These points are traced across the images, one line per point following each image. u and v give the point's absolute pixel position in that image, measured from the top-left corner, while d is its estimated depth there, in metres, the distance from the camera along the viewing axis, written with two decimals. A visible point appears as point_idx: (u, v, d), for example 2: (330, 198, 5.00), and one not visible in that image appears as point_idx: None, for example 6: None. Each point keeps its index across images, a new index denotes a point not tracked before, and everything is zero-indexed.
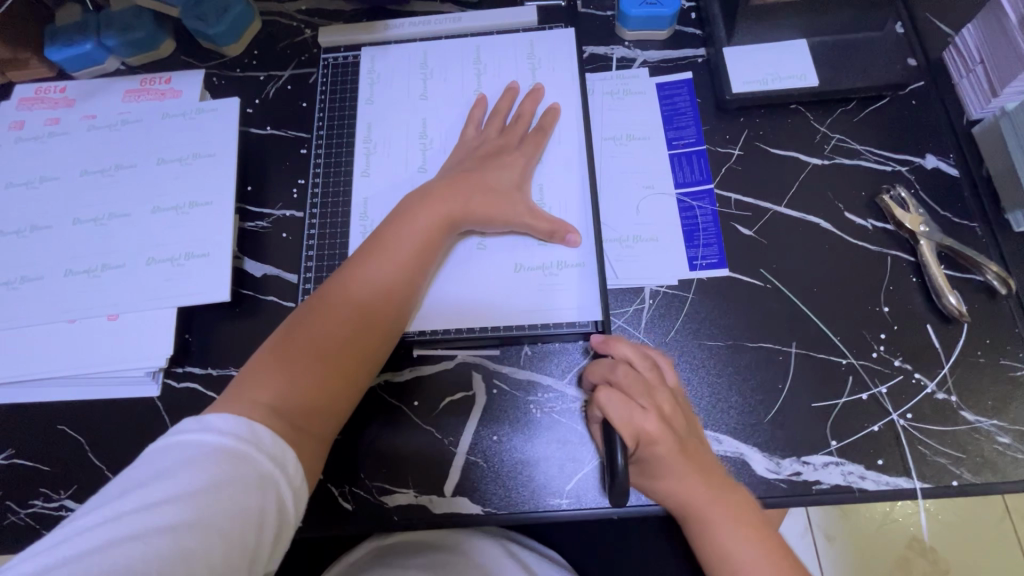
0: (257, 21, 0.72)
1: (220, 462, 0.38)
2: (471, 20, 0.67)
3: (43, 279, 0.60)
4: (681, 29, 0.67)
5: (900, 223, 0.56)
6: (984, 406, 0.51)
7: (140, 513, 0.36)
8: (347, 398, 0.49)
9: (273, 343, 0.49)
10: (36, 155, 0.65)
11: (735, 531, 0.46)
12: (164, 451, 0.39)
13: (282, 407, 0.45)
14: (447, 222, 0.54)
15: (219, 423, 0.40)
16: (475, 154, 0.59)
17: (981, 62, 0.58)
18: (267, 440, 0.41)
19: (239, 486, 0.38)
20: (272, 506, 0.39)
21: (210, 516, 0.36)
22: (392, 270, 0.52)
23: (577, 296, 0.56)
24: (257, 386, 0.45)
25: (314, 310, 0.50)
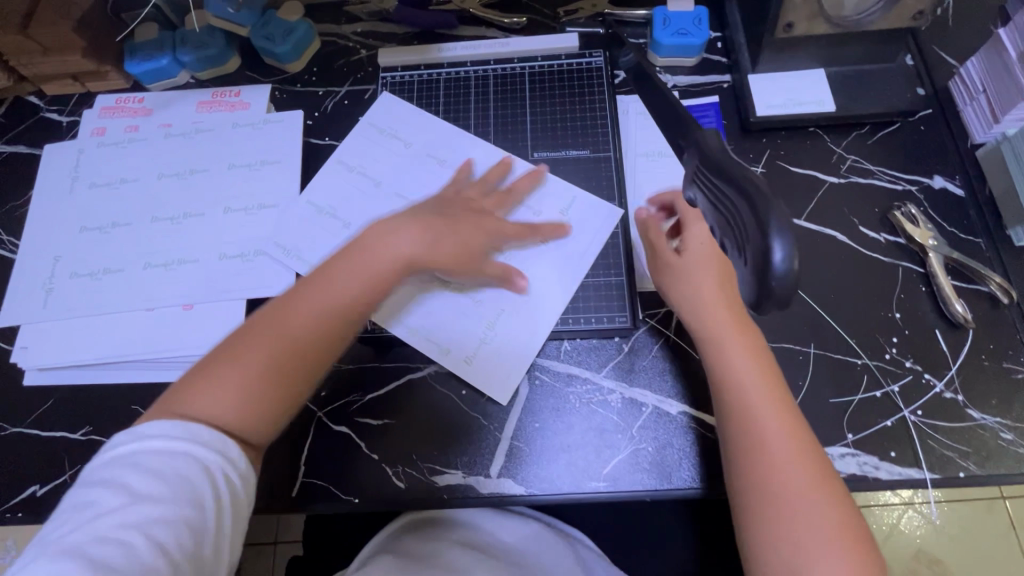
0: (317, 42, 0.79)
1: (166, 464, 0.43)
2: (517, 45, 0.74)
3: (123, 271, 0.66)
4: (707, 57, 0.73)
5: (910, 237, 0.62)
6: (988, 405, 0.56)
7: (96, 513, 0.41)
8: (285, 402, 0.51)
9: (222, 348, 0.52)
10: (117, 159, 0.71)
11: (783, 428, 0.49)
12: (116, 456, 0.44)
13: (217, 413, 0.48)
14: (404, 257, 0.57)
15: (168, 429, 0.45)
16: (469, 185, 0.64)
17: (983, 92, 0.64)
18: (209, 438, 0.45)
19: (182, 489, 0.42)
20: (217, 500, 0.44)
21: (161, 516, 0.41)
22: (337, 290, 0.54)
23: (611, 302, 0.62)
24: (211, 386, 0.49)
25: (264, 320, 0.53)
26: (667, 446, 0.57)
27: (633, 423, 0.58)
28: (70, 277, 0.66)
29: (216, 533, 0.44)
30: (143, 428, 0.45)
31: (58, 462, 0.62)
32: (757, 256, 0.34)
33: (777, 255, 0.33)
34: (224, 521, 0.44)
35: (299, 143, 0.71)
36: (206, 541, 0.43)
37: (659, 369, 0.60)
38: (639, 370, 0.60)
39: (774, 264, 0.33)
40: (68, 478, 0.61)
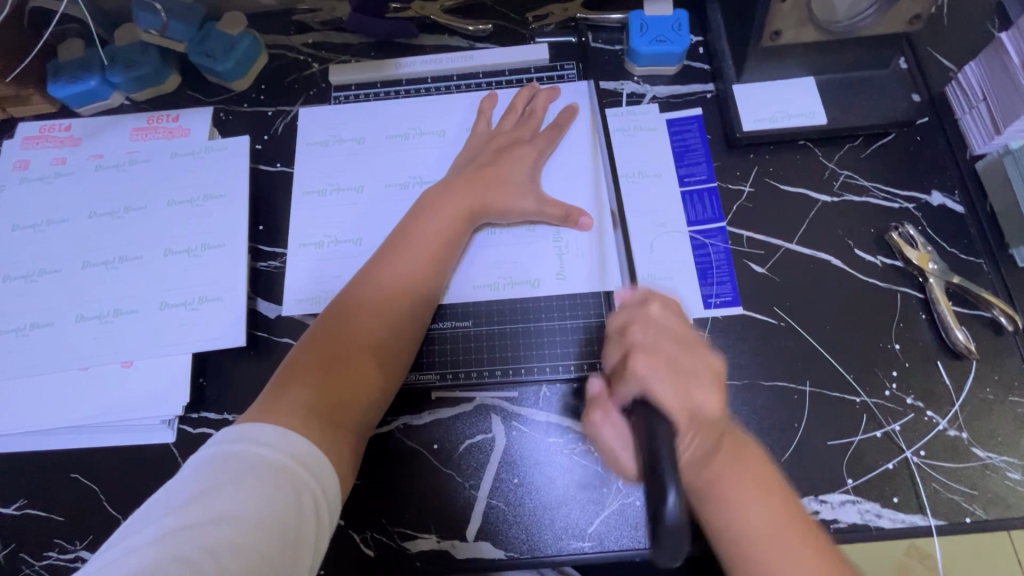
0: (264, 56, 0.72)
1: (248, 471, 0.38)
2: (482, 58, 0.68)
3: (55, 325, 0.59)
4: (689, 64, 0.67)
5: (908, 261, 0.58)
6: (994, 443, 0.52)
7: (168, 520, 0.36)
8: (371, 395, 0.49)
9: (296, 351, 0.49)
10: (42, 197, 0.64)
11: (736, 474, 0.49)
12: (196, 464, 0.39)
13: (317, 408, 0.45)
14: (447, 234, 0.56)
15: (252, 433, 0.40)
16: (491, 143, 0.62)
17: (984, 99, 0.60)
18: (303, 449, 0.41)
19: (269, 498, 0.37)
20: (299, 523, 0.38)
21: (233, 533, 0.35)
22: (404, 278, 0.53)
23: (588, 361, 0.57)
24: (294, 387, 0.46)
25: (329, 318, 0.51)
26: None
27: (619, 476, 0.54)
28: None
29: (293, 565, 0.37)
30: (229, 431, 0.41)
31: None
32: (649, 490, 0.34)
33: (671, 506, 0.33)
34: (303, 548, 0.38)
35: (246, 171, 0.65)
36: (285, 571, 0.37)
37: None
38: None
39: None
40: (2, 559, 0.55)
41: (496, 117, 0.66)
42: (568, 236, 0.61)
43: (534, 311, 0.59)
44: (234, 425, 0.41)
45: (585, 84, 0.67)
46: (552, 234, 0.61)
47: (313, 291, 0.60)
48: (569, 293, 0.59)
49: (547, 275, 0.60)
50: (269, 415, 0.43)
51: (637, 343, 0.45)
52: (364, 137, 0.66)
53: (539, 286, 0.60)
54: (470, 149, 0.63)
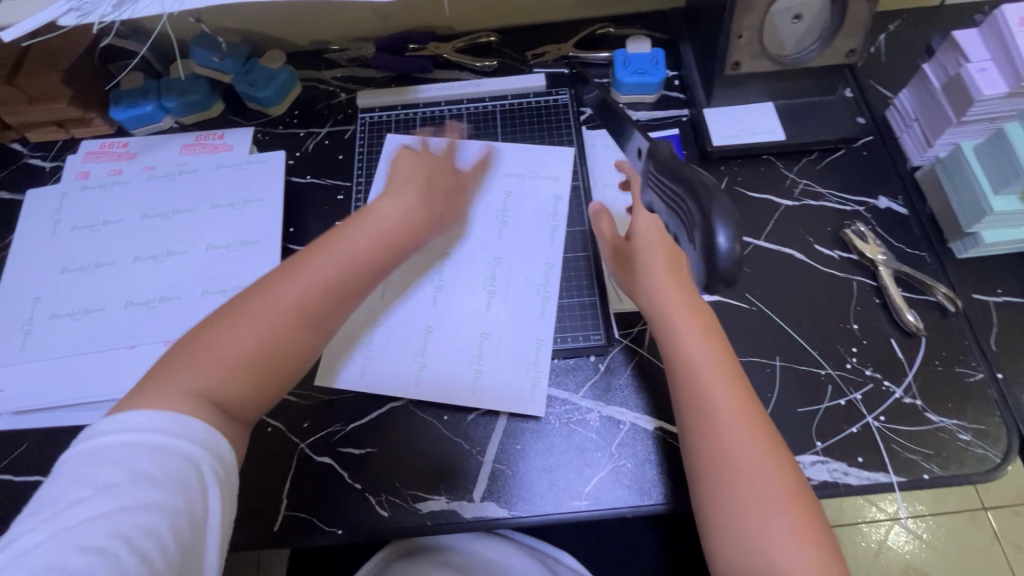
0: (298, 87, 0.83)
1: (133, 462, 0.43)
2: (489, 85, 0.79)
3: (105, 311, 0.66)
4: (666, 93, 0.79)
5: (861, 253, 0.66)
6: (945, 409, 0.59)
7: (67, 515, 0.41)
8: (271, 388, 0.53)
9: (202, 334, 0.52)
10: (99, 201, 0.73)
11: (728, 399, 0.50)
12: (90, 453, 0.44)
13: (208, 379, 0.49)
14: (390, 231, 0.60)
15: (160, 424, 0.45)
16: (484, 171, 0.72)
17: (916, 119, 0.70)
18: (201, 431, 0.47)
19: (170, 491, 0.43)
20: (200, 508, 0.44)
21: (142, 520, 0.42)
22: (321, 281, 0.55)
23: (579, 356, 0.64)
24: (201, 355, 0.50)
25: (243, 307, 0.53)
26: (646, 463, 0.58)
27: (611, 441, 0.60)
28: (49, 318, 0.66)
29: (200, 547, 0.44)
30: (134, 421, 0.45)
31: None
32: (706, 239, 0.50)
33: (721, 239, 0.49)
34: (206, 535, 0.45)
35: (281, 180, 0.74)
36: (191, 553, 0.43)
37: (635, 386, 0.62)
38: (617, 388, 0.62)
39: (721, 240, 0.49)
40: None
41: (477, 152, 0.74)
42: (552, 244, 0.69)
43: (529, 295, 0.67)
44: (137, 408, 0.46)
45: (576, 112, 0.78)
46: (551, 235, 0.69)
47: None
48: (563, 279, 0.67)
49: (533, 276, 0.67)
50: (158, 397, 0.47)
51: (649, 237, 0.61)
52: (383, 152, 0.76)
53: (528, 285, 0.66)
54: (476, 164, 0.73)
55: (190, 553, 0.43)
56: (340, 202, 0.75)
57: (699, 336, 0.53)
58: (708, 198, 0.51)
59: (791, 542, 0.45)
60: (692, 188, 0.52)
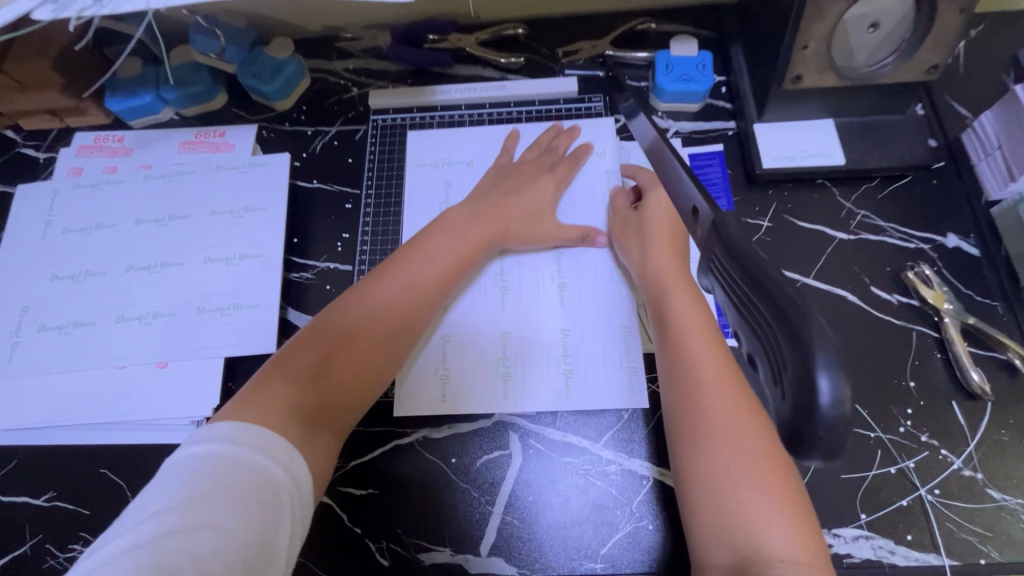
0: (307, 79, 0.76)
1: (218, 472, 0.40)
2: (515, 88, 0.72)
3: (96, 324, 0.62)
4: (712, 102, 0.70)
5: (924, 300, 0.59)
6: (1010, 485, 0.53)
7: (146, 526, 0.37)
8: (362, 399, 0.53)
9: (297, 347, 0.51)
10: (93, 202, 0.68)
11: (720, 402, 0.47)
12: (174, 468, 0.41)
13: (296, 405, 0.47)
14: (462, 250, 0.60)
15: (237, 433, 0.42)
16: (513, 172, 0.67)
17: (998, 147, 0.62)
18: (281, 444, 0.43)
19: (249, 509, 0.39)
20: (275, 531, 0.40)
21: (219, 534, 0.38)
22: (409, 292, 0.56)
23: (614, 385, 0.59)
24: (280, 378, 0.48)
25: (331, 316, 0.53)
26: (669, 526, 0.53)
27: (633, 499, 0.55)
28: (37, 330, 0.62)
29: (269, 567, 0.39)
30: (211, 432, 0.42)
31: (18, 530, 0.58)
32: (789, 389, 0.24)
33: (825, 388, 0.23)
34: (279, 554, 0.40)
35: (284, 186, 0.68)
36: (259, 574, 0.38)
37: (662, 438, 0.56)
38: (641, 439, 0.57)
39: (819, 404, 0.23)
40: (28, 550, 0.57)
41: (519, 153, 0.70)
42: (583, 257, 0.65)
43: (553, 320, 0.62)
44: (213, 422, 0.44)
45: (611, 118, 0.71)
46: (555, 266, 0.64)
47: None
48: (588, 304, 0.62)
49: (547, 305, 0.63)
50: (261, 408, 0.45)
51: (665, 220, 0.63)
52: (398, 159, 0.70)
53: (542, 320, 0.62)
54: (493, 177, 0.67)
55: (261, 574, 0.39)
56: (348, 212, 0.69)
57: (692, 303, 0.54)
58: (799, 320, 0.24)
59: (768, 506, 0.43)
60: (767, 292, 0.26)
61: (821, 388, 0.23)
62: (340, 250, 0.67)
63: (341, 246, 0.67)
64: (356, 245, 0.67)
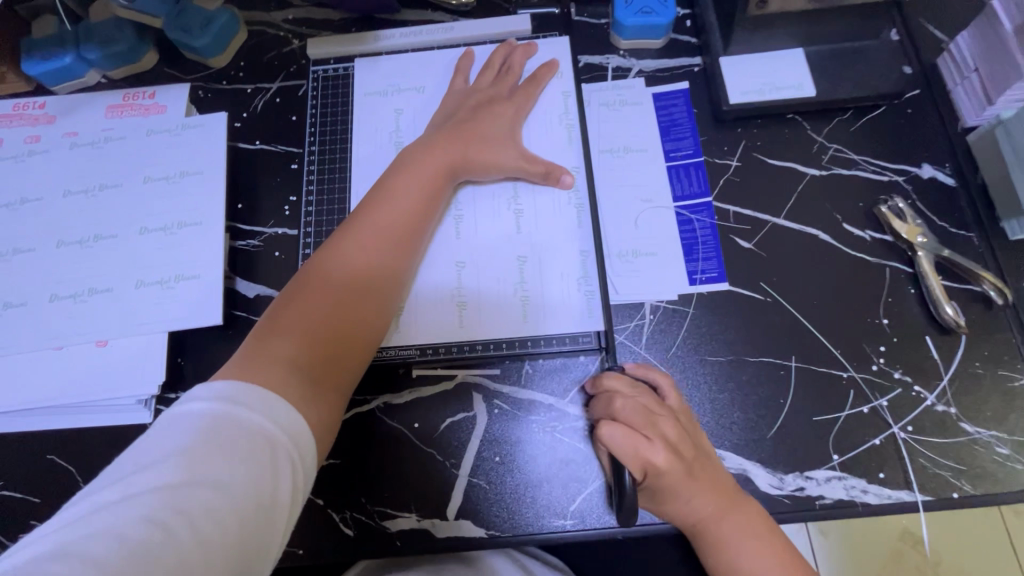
0: (242, 32, 0.70)
1: (220, 431, 0.36)
2: (464, 30, 0.67)
3: (28, 305, 0.58)
4: (676, 38, 0.66)
5: (897, 235, 0.56)
6: (983, 418, 0.52)
7: (136, 481, 0.34)
8: (367, 343, 0.50)
9: (283, 303, 0.47)
10: (16, 175, 0.63)
11: (747, 545, 0.48)
12: (169, 424, 0.37)
13: (297, 365, 0.43)
14: (444, 174, 0.57)
15: (230, 390, 0.38)
16: (471, 100, 0.62)
17: (975, 70, 0.58)
18: (280, 409, 0.39)
19: (248, 475, 0.35)
20: (276, 499, 0.36)
21: (217, 495, 0.34)
22: (388, 235, 0.52)
23: (576, 305, 0.57)
24: (271, 345, 0.44)
25: (311, 274, 0.49)
26: None
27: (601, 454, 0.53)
28: None
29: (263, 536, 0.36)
30: (209, 389, 0.38)
31: None
32: None
33: None
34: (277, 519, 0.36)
35: (223, 149, 0.64)
36: (251, 539, 0.35)
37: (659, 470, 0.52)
38: None
39: None
40: None
41: (473, 76, 0.65)
42: (548, 194, 0.60)
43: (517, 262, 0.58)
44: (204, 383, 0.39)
45: (565, 39, 0.66)
46: (512, 194, 0.61)
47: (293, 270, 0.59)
48: (550, 244, 0.59)
49: (508, 237, 0.59)
50: (259, 368, 0.41)
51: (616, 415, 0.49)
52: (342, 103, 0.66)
53: (501, 248, 0.59)
54: (448, 108, 0.62)
55: (253, 540, 0.35)
56: (294, 172, 0.64)
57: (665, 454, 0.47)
58: None
59: None
60: None
61: None
62: (288, 214, 0.63)
63: (288, 209, 0.63)
64: (303, 206, 0.63)
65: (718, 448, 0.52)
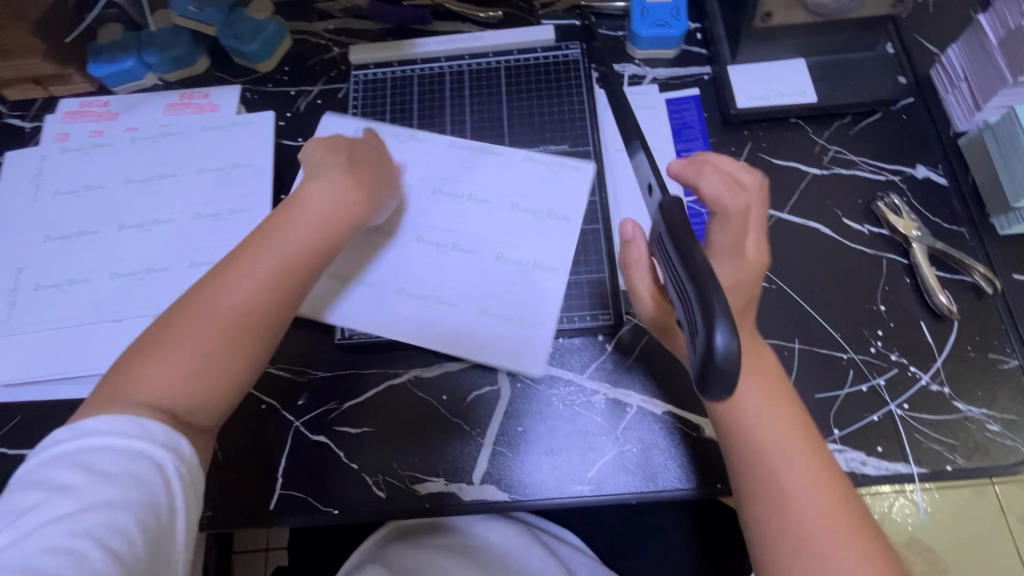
0: (287, 40, 0.76)
1: (90, 457, 0.40)
2: (493, 39, 0.73)
3: (91, 282, 0.64)
4: (687, 49, 0.72)
5: (894, 228, 0.61)
6: (975, 397, 0.55)
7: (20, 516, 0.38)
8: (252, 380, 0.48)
9: (155, 327, 0.47)
10: (81, 165, 0.69)
11: (822, 500, 0.42)
12: (42, 462, 0.40)
13: (155, 405, 0.43)
14: (310, 199, 0.54)
15: (90, 425, 0.41)
16: (461, 143, 0.66)
17: (964, 79, 0.63)
18: (154, 430, 0.42)
19: (142, 500, 0.39)
20: (168, 530, 0.40)
21: (96, 513, 0.38)
22: (252, 265, 0.49)
23: (541, 336, 0.59)
24: (148, 380, 0.44)
25: (188, 306, 0.47)
26: (652, 448, 0.56)
27: (617, 426, 0.57)
28: (34, 290, 0.64)
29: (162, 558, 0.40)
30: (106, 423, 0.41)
31: None
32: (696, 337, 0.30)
33: (722, 343, 0.28)
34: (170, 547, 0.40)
35: (270, 143, 0.69)
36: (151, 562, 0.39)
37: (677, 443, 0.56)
38: (624, 370, 0.59)
39: (715, 351, 0.29)
40: None
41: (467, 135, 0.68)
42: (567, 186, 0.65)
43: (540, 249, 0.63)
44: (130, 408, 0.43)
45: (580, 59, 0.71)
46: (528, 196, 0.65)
47: None
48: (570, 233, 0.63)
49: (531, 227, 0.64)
50: (132, 394, 0.43)
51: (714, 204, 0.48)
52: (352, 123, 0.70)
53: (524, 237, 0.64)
54: (472, 129, 0.67)
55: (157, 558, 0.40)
56: None
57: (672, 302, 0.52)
58: (704, 300, 0.30)
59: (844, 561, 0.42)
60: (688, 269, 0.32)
61: (717, 342, 0.29)
62: None
63: None
64: None
65: None
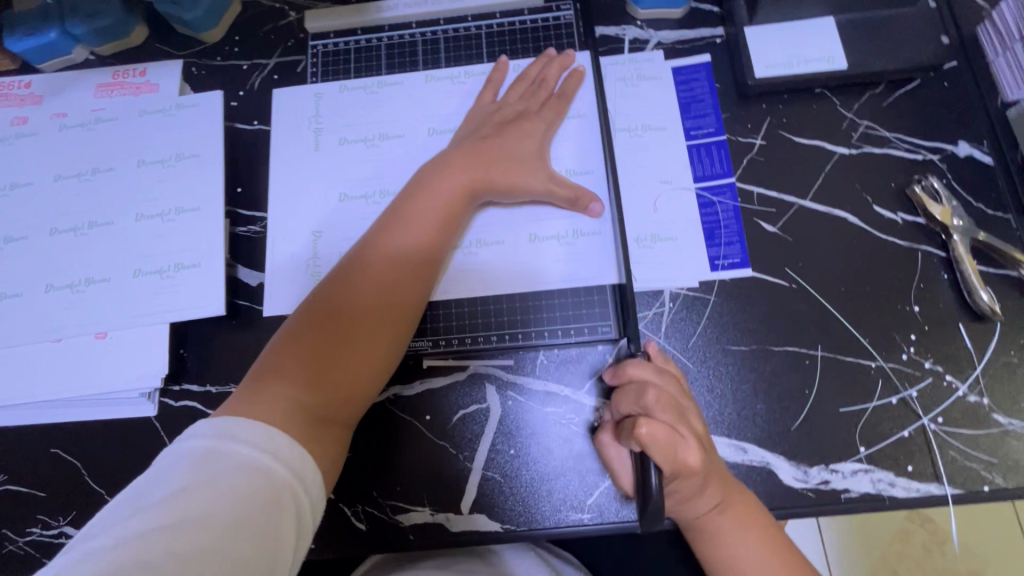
0: (235, 4, 0.66)
1: (224, 471, 0.36)
2: (471, 0, 0.63)
3: (23, 296, 0.56)
4: (697, 7, 0.62)
5: (931, 217, 0.54)
6: (1017, 408, 0.50)
7: (139, 520, 0.34)
8: (370, 379, 0.48)
9: (282, 343, 0.47)
10: (4, 159, 0.60)
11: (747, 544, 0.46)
12: (176, 457, 0.37)
13: (299, 401, 0.43)
14: (464, 186, 0.53)
15: (231, 427, 0.39)
16: (494, 119, 0.57)
17: (1020, 39, 0.55)
18: (282, 444, 0.39)
19: (234, 508, 0.35)
20: (274, 536, 0.36)
21: (217, 540, 0.34)
22: (396, 263, 0.50)
23: (605, 258, 0.55)
24: (280, 377, 0.44)
25: (324, 304, 0.48)
26: None
27: None
28: None
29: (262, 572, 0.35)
30: (213, 426, 0.39)
31: None
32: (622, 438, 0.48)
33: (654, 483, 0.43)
34: (280, 556, 0.36)
35: (219, 130, 0.60)
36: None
37: None
38: None
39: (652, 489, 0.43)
40: None
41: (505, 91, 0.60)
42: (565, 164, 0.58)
43: (531, 252, 0.56)
44: (219, 417, 0.40)
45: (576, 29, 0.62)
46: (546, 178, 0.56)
47: (294, 258, 0.57)
48: (566, 229, 0.56)
49: (521, 226, 0.57)
50: (250, 406, 0.42)
51: (648, 408, 0.46)
52: (321, 94, 0.62)
53: (512, 237, 0.57)
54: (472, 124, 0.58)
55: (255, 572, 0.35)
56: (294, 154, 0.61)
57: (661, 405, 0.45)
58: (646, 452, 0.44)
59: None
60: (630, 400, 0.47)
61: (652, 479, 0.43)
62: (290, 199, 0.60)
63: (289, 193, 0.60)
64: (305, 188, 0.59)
65: (741, 442, 0.50)
